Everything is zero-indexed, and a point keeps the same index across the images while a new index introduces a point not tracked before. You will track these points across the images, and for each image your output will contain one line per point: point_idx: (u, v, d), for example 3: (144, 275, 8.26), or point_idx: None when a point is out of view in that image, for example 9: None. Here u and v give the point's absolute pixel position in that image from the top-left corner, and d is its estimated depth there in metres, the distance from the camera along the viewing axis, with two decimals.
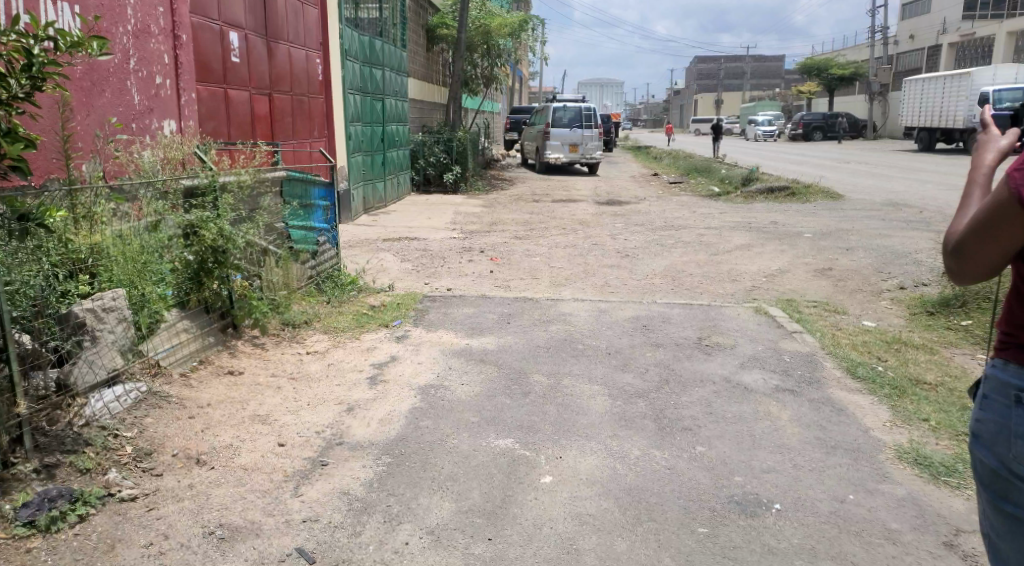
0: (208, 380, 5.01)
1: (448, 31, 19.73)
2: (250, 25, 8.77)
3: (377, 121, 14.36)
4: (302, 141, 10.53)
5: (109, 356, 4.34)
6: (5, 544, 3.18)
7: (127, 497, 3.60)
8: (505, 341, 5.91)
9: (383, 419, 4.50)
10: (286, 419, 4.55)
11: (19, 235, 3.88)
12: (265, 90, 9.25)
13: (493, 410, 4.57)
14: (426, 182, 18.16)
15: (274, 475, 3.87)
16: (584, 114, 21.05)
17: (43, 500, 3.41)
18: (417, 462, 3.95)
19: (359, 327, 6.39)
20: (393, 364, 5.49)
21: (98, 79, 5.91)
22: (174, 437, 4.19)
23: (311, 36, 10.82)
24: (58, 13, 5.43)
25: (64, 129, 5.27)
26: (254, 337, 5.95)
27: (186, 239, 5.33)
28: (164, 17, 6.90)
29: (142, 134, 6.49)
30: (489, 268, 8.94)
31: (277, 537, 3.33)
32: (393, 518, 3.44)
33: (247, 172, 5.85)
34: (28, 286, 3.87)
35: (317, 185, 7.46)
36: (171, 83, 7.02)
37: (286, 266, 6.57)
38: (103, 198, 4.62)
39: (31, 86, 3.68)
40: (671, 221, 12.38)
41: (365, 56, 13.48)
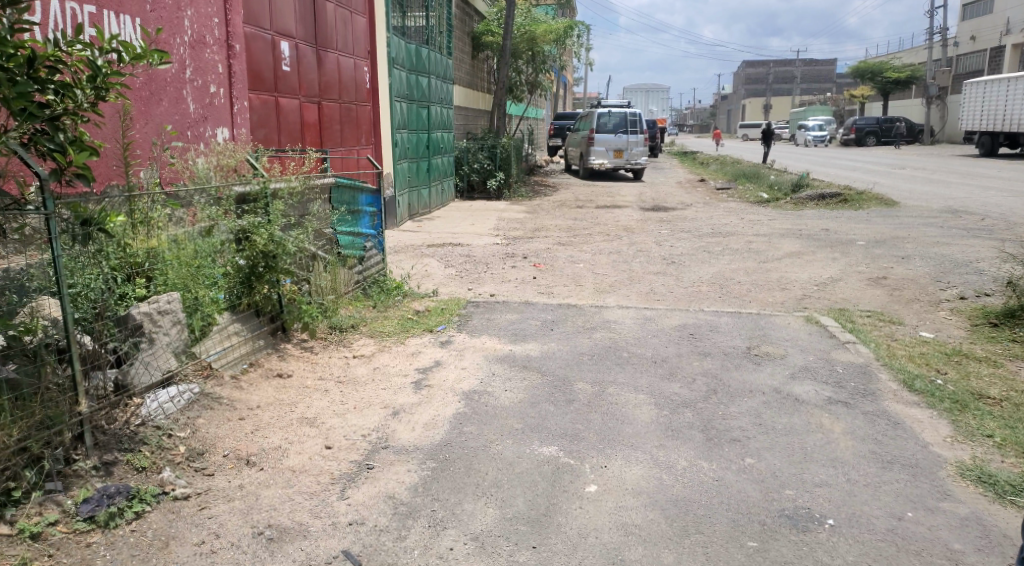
0: (258, 382, 5.12)
1: (493, 38, 19.85)
2: (300, 34, 8.95)
3: (423, 128, 14.50)
4: (350, 148, 10.69)
5: (164, 358, 4.46)
6: (66, 539, 3.29)
7: (180, 496, 3.69)
8: (548, 348, 5.90)
9: (429, 424, 4.53)
10: (334, 422, 4.61)
11: (82, 240, 3.99)
12: (315, 98, 9.42)
13: (537, 417, 4.55)
14: (470, 188, 18.28)
15: (321, 477, 3.93)
16: (630, 119, 20.75)
17: (102, 497, 3.53)
18: (461, 467, 3.97)
19: (405, 332, 6.45)
20: (438, 369, 5.52)
21: (156, 89, 6.10)
22: (225, 437, 4.29)
23: (360, 44, 10.99)
24: (119, 25, 5.62)
25: (123, 137, 5.45)
26: (303, 340, 6.05)
27: (238, 244, 5.45)
28: (219, 27, 7.09)
29: (196, 142, 6.68)
30: (532, 274, 8.94)
31: (324, 539, 3.37)
32: (438, 523, 3.46)
33: (297, 179, 5.97)
34: (89, 290, 4.07)
35: (364, 191, 7.55)
36: (224, 92, 7.20)
37: (333, 271, 6.66)
38: (159, 204, 4.78)
39: (94, 95, 3.79)
40: (719, 227, 12.20)
41: (411, 64, 13.64)
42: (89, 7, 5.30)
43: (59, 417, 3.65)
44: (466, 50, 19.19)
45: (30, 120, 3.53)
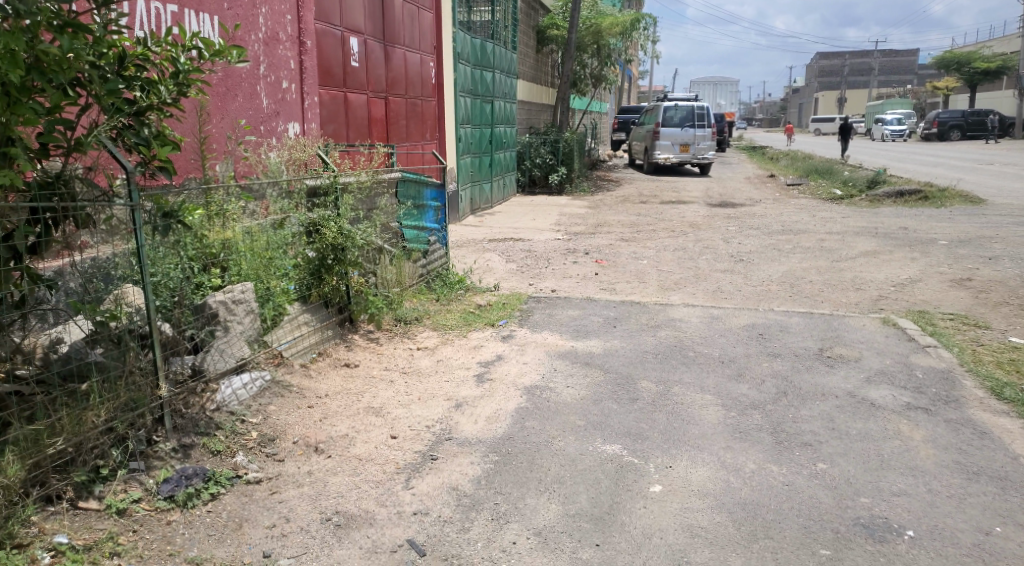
0: (326, 372, 5.25)
1: (559, 32, 19.76)
2: (369, 30, 9.10)
3: (487, 123, 14.58)
4: (416, 143, 10.83)
5: (237, 346, 4.62)
6: (148, 515, 3.44)
7: (253, 479, 3.81)
8: (611, 345, 5.87)
9: (491, 418, 4.56)
10: (399, 412, 4.68)
11: (163, 230, 4.09)
12: (382, 93, 9.56)
13: (600, 415, 4.53)
14: (531, 183, 18.30)
15: (387, 466, 4.00)
16: (697, 113, 20.47)
17: (181, 477, 3.68)
18: (523, 462, 3.98)
19: (467, 326, 6.50)
20: (500, 363, 5.55)
21: (232, 85, 6.30)
22: (295, 424, 4.41)
23: (426, 40, 11.12)
24: (199, 23, 5.82)
25: (201, 132, 5.65)
26: (369, 331, 6.17)
27: (308, 236, 5.61)
28: (292, 24, 7.28)
29: (269, 137, 6.88)
30: (595, 270, 8.88)
31: (389, 527, 3.43)
32: (501, 517, 3.48)
33: (366, 173, 6.09)
34: (168, 279, 4.19)
35: (430, 186, 7.63)
36: (296, 87, 7.39)
37: (398, 264, 6.75)
38: (234, 197, 4.79)
39: (177, 91, 3.91)
40: (790, 225, 11.86)
41: (477, 59, 13.71)
42: (172, 7, 5.51)
43: (142, 400, 3.83)
44: (531, 44, 19.18)
45: (119, 115, 3.70)
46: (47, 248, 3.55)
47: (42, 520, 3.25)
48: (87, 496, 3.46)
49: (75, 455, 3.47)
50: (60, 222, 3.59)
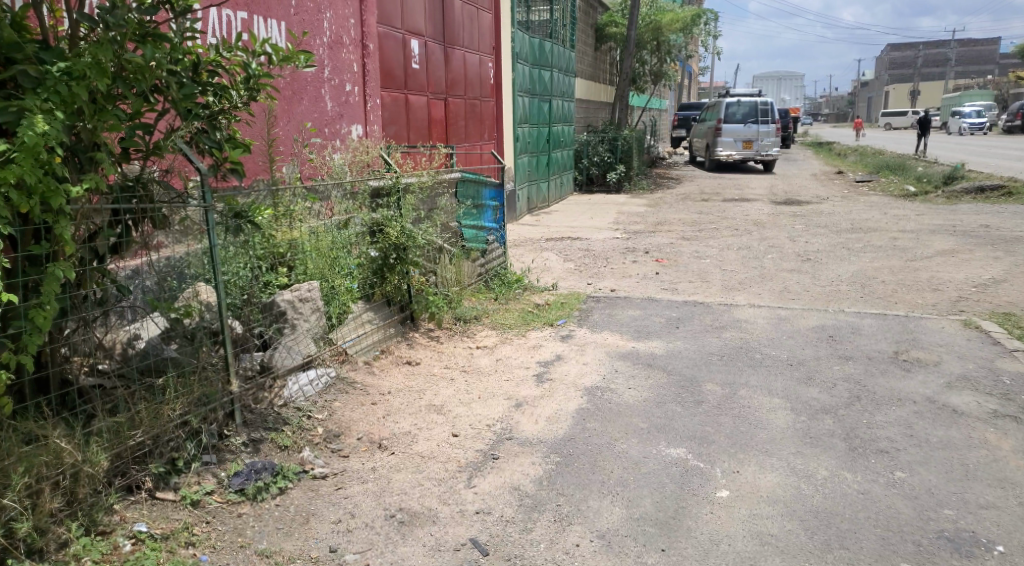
0: (389, 369, 5.32)
1: (618, 29, 19.58)
2: (429, 32, 9.19)
3: (545, 122, 14.57)
4: (474, 143, 10.88)
5: (304, 343, 4.72)
6: (221, 507, 3.54)
7: (319, 475, 3.89)
8: (674, 346, 5.78)
9: (552, 418, 4.54)
10: (460, 411, 4.71)
11: (234, 230, 4.21)
12: (442, 94, 9.64)
13: (664, 418, 4.46)
14: (589, 182, 18.18)
15: (449, 464, 4.02)
16: (760, 109, 19.94)
17: (251, 471, 3.77)
18: (585, 463, 3.96)
19: (526, 325, 6.50)
20: (560, 363, 5.52)
21: (298, 89, 6.44)
22: (359, 421, 4.48)
23: (485, 40, 11.17)
24: (267, 29, 5.97)
25: (269, 135, 5.80)
26: (430, 330, 6.23)
27: (372, 236, 5.70)
28: (355, 28, 7.40)
29: (333, 139, 7.01)
30: (655, 270, 8.76)
31: (452, 526, 3.45)
32: (564, 518, 3.46)
33: (427, 174, 6.16)
34: (239, 278, 4.30)
35: (488, 186, 7.66)
36: (359, 90, 7.51)
37: (458, 263, 6.78)
38: (300, 197, 4.89)
39: (248, 96, 4.06)
40: (860, 223, 11.48)
41: (535, 58, 13.71)
42: (242, 14, 5.66)
43: (214, 395, 3.95)
44: (589, 42, 19.08)
45: (195, 119, 3.82)
46: (128, 248, 3.64)
47: (123, 508, 3.37)
48: (164, 487, 3.57)
49: (152, 448, 3.59)
50: (139, 223, 3.69)
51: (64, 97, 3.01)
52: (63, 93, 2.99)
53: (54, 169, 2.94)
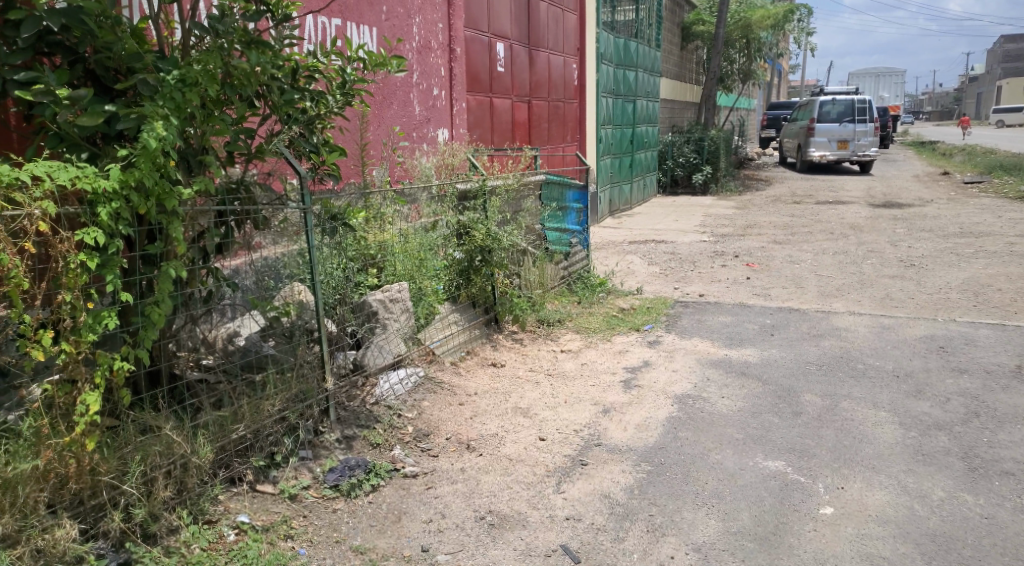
0: (474, 370, 5.35)
1: (705, 28, 19.12)
2: (514, 35, 9.22)
3: (629, 123, 14.40)
4: (557, 145, 10.85)
5: (395, 343, 4.81)
6: (317, 502, 3.63)
7: (410, 473, 3.94)
8: (768, 354, 5.58)
9: (641, 425, 4.46)
10: (546, 414, 4.68)
11: (331, 232, 4.32)
12: (526, 97, 9.66)
13: (760, 429, 4.31)
14: (673, 183, 17.84)
15: (537, 468, 4.00)
16: (856, 107, 19.15)
17: (345, 468, 3.86)
18: (678, 473, 3.86)
19: (611, 329, 6.42)
20: (648, 369, 5.43)
21: (388, 94, 6.56)
22: (447, 421, 4.52)
23: (570, 42, 11.14)
24: (360, 34, 6.11)
25: (360, 139, 5.94)
26: (514, 332, 6.24)
27: (458, 238, 5.75)
28: (443, 32, 7.50)
29: (420, 142, 7.12)
30: (745, 274, 8.51)
31: (542, 531, 3.42)
32: (657, 529, 3.38)
33: (513, 176, 6.18)
34: (332, 279, 4.40)
35: (572, 188, 7.61)
36: (446, 94, 7.60)
37: (541, 266, 6.76)
38: (389, 201, 4.94)
39: (344, 101, 4.18)
40: (970, 227, 10.82)
41: (620, 58, 13.57)
42: (336, 21, 5.81)
43: (310, 391, 4.07)
44: (675, 42, 18.75)
45: (295, 124, 3.95)
46: (231, 248, 3.78)
47: (226, 499, 3.50)
48: (264, 480, 3.70)
49: (252, 441, 3.71)
50: (241, 223, 3.82)
51: (178, 102, 3.12)
52: (178, 99, 3.11)
53: (169, 171, 3.08)
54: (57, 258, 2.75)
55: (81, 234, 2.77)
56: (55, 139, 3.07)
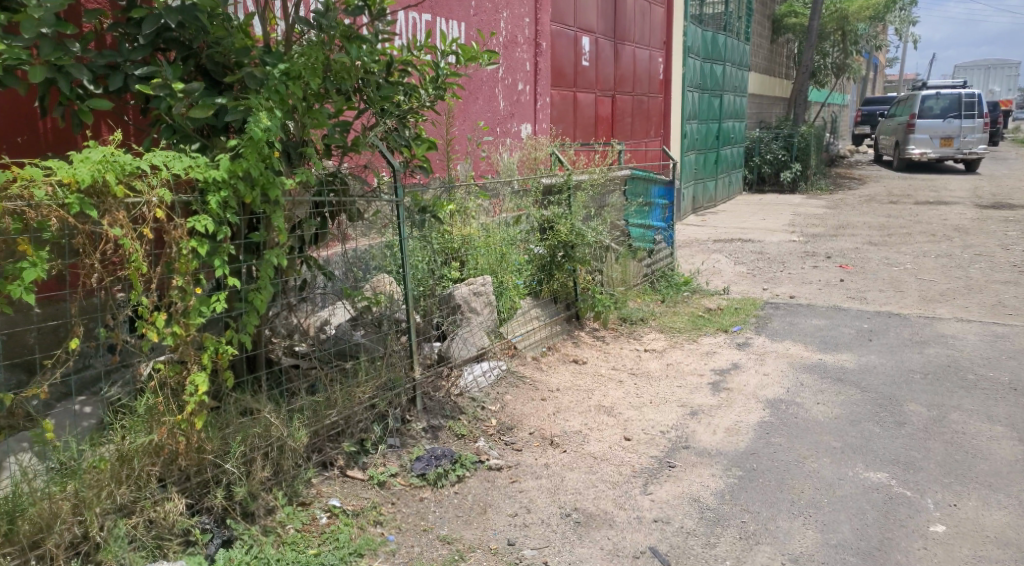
0: (556, 366, 5.32)
1: (798, 20, 18.45)
2: (600, 29, 9.11)
3: (715, 118, 14.04)
4: (641, 140, 10.67)
5: (478, 336, 4.81)
6: (404, 490, 3.68)
7: (495, 466, 3.94)
8: (866, 360, 5.34)
9: (731, 429, 4.33)
10: (631, 414, 4.61)
11: (420, 224, 4.36)
12: (610, 91, 9.53)
13: (860, 437, 4.13)
14: (760, 181, 17.28)
15: (623, 468, 3.94)
16: (964, 102, 18.01)
17: (431, 457, 3.89)
18: (771, 480, 3.73)
19: (697, 330, 6.26)
20: (736, 372, 5.27)
21: (474, 88, 6.59)
22: (530, 416, 4.51)
23: (656, 36, 10.96)
24: (449, 29, 6.16)
25: (447, 133, 5.98)
26: (595, 329, 6.17)
27: (542, 233, 5.73)
28: (530, 27, 7.48)
29: (504, 137, 7.13)
30: (839, 276, 8.18)
31: (630, 532, 3.37)
32: (750, 537, 3.28)
33: (599, 171, 6.13)
34: (418, 271, 4.44)
35: (658, 184, 7.45)
36: (530, 89, 7.58)
37: (624, 263, 6.65)
38: (473, 195, 4.97)
39: (435, 95, 4.14)
40: None
41: (707, 52, 13.25)
42: (426, 16, 5.85)
43: (398, 381, 4.10)
44: (765, 35, 18.19)
45: (388, 117, 4.00)
46: (326, 238, 3.84)
47: (319, 483, 3.59)
48: (354, 466, 3.77)
49: (345, 427, 3.78)
50: (335, 215, 3.88)
51: (282, 95, 3.21)
52: (281, 92, 3.19)
53: (273, 162, 3.16)
54: (171, 244, 2.87)
55: (193, 222, 2.89)
56: (169, 131, 3.19)
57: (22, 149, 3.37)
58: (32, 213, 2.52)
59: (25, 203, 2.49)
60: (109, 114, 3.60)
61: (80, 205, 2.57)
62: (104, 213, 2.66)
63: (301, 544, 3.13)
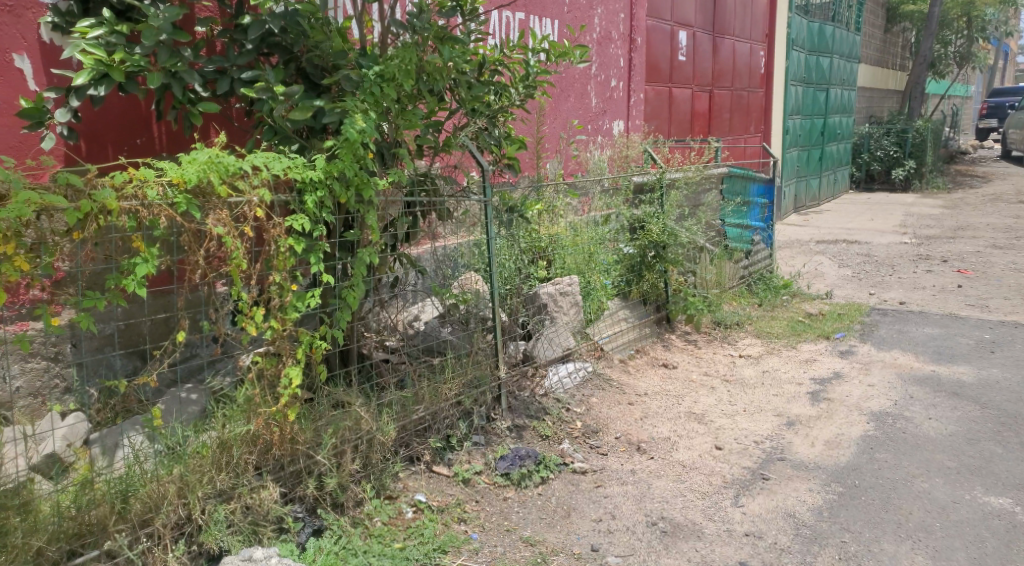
0: (644, 370, 5.21)
1: (917, 7, 17.37)
2: (698, 23, 8.87)
3: (820, 113, 13.43)
4: (739, 136, 10.35)
5: (564, 336, 4.76)
6: (489, 489, 3.68)
7: (579, 469, 3.88)
8: (987, 374, 4.98)
9: (831, 443, 4.12)
10: (723, 422, 4.46)
11: (507, 223, 4.36)
12: (707, 86, 9.25)
13: (979, 459, 3.87)
14: (868, 178, 16.38)
15: (714, 478, 3.82)
16: None
17: (515, 457, 3.85)
18: (876, 499, 3.53)
19: (796, 335, 5.99)
20: (838, 382, 5.00)
21: (566, 86, 6.54)
22: (617, 420, 4.43)
23: (758, 28, 10.58)
24: (542, 27, 6.13)
25: (538, 131, 5.95)
26: (687, 332, 6.00)
27: (632, 233, 5.61)
28: (624, 22, 7.34)
29: (595, 134, 7.05)
30: (956, 281, 7.65)
31: (719, 545, 3.26)
32: (851, 557, 3.11)
33: (694, 168, 5.95)
34: (505, 269, 4.43)
35: (756, 181, 7.15)
36: (624, 85, 7.45)
37: (719, 264, 6.44)
38: (562, 193, 4.92)
39: (525, 94, 4.13)
40: None
41: (813, 44, 12.67)
42: (520, 14, 5.85)
43: (483, 379, 4.09)
44: (878, 25, 17.22)
45: (479, 117, 4.00)
46: (417, 237, 3.90)
47: (405, 477, 3.63)
48: (439, 461, 3.79)
49: (431, 423, 3.82)
50: (426, 214, 3.92)
51: (376, 97, 3.27)
52: (376, 94, 3.26)
53: (367, 163, 3.24)
54: (271, 242, 2.97)
55: (291, 220, 2.99)
56: (270, 132, 3.31)
57: (140, 151, 3.58)
58: (145, 212, 2.64)
59: (139, 203, 2.63)
60: (217, 117, 3.77)
61: (188, 204, 2.69)
62: (208, 212, 2.78)
63: (387, 538, 3.19)
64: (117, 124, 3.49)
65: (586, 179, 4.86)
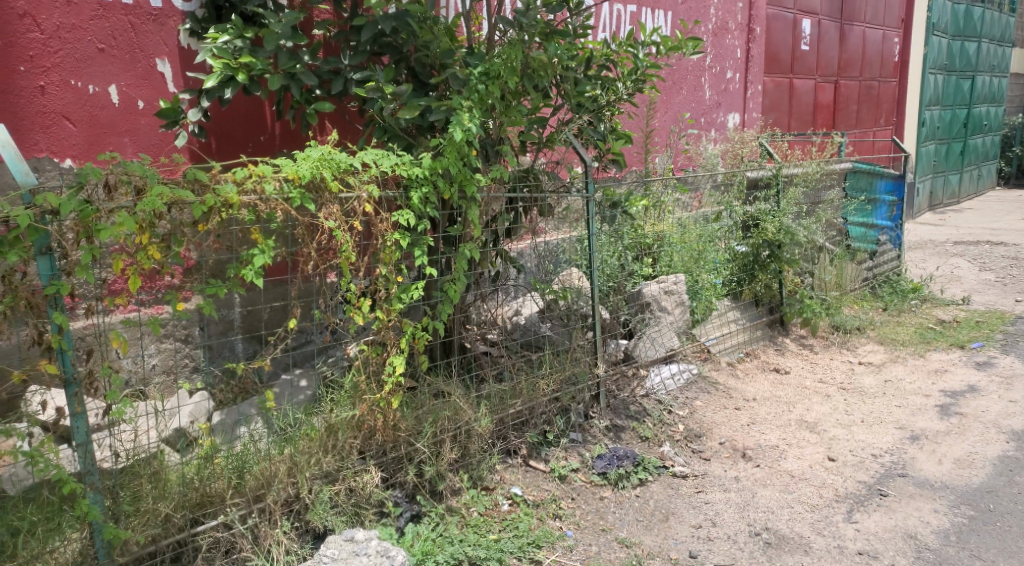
0: (754, 374, 5.00)
1: None
2: (825, 10, 8.40)
3: (964, 103, 12.41)
4: (867, 130, 9.76)
5: (666, 336, 4.67)
6: (585, 487, 3.65)
7: (680, 473, 3.79)
8: None
9: (962, 461, 3.82)
10: (838, 433, 4.21)
11: (610, 220, 4.30)
12: (833, 76, 8.75)
13: None
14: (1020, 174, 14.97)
15: (824, 491, 3.62)
16: None
17: (613, 457, 3.80)
18: (1014, 526, 3.26)
19: (925, 344, 5.57)
20: (973, 395, 4.62)
21: (678, 79, 6.37)
22: (721, 425, 4.29)
23: (893, 14, 9.89)
24: (654, 19, 6.00)
25: (646, 126, 5.86)
26: (802, 336, 5.71)
27: (745, 230, 5.40)
28: (743, 12, 7.05)
29: (708, 128, 6.84)
30: None
31: (827, 561, 3.09)
32: None
33: (815, 164, 5.64)
34: (608, 266, 4.38)
35: (885, 177, 6.70)
36: (740, 77, 7.18)
37: (840, 265, 6.08)
38: (670, 189, 4.80)
39: (634, 87, 4.05)
40: None
41: (958, 28, 11.70)
42: (631, 7, 5.76)
43: (582, 376, 4.05)
44: None
45: (585, 112, 3.95)
46: (519, 232, 3.94)
47: (502, 469, 3.67)
48: (536, 456, 3.80)
49: (529, 417, 3.82)
50: (528, 210, 3.92)
51: (481, 94, 3.32)
52: (481, 92, 3.30)
53: (470, 160, 3.29)
54: (378, 236, 3.07)
55: (397, 216, 3.08)
56: (381, 130, 3.42)
57: (263, 148, 3.82)
58: (263, 206, 2.77)
59: (257, 197, 2.75)
60: (333, 115, 3.98)
61: (302, 199, 2.82)
62: (321, 207, 2.90)
63: (482, 528, 3.23)
64: (242, 123, 3.72)
65: (696, 175, 4.74)
